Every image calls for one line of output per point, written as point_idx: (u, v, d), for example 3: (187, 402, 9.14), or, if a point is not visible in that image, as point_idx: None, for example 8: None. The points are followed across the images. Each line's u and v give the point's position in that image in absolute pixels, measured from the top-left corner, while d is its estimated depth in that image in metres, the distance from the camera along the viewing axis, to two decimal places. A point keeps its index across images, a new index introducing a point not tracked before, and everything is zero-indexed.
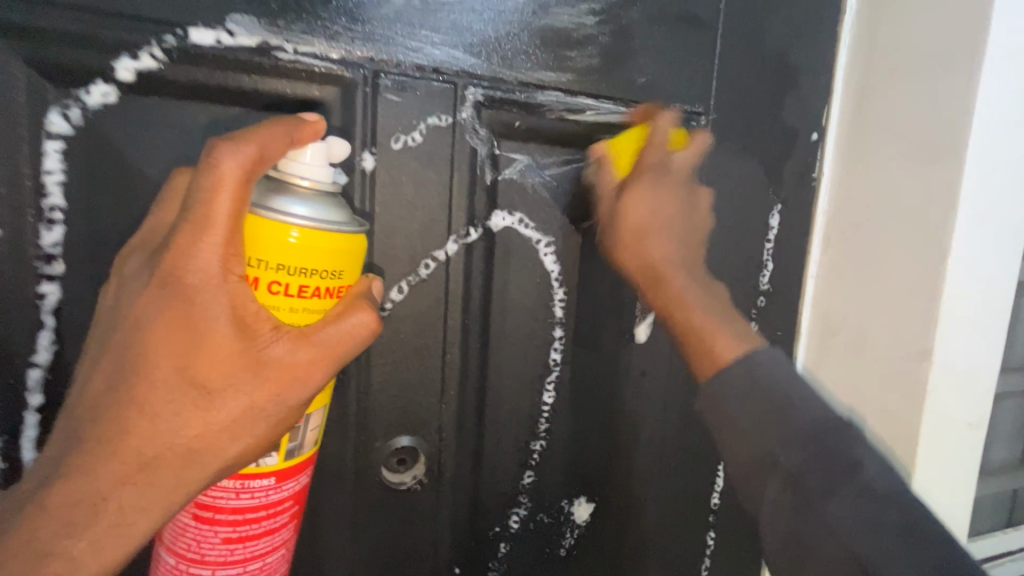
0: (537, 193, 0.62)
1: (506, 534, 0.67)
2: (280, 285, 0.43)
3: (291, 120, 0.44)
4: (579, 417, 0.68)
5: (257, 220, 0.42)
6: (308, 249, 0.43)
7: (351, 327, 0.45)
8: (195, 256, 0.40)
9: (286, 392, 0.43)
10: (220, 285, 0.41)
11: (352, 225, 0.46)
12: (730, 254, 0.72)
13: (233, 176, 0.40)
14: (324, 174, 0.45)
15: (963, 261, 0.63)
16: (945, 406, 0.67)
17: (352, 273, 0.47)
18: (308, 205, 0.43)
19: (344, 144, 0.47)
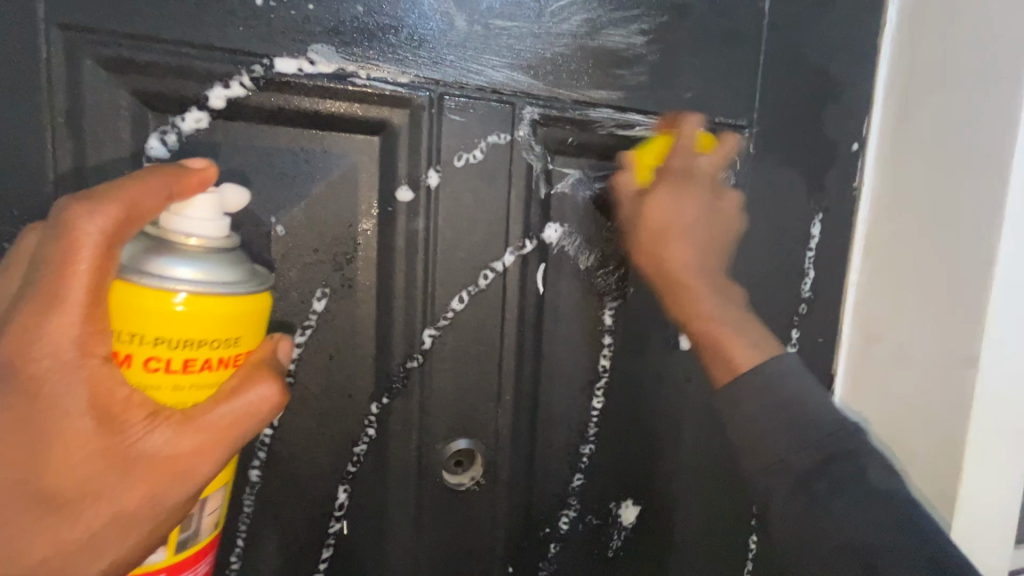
0: (587, 206, 0.64)
1: (556, 535, 0.69)
2: (159, 360, 0.42)
3: (173, 171, 0.43)
4: (627, 421, 0.70)
5: (134, 287, 0.41)
6: (195, 317, 0.42)
7: (250, 402, 0.44)
8: (40, 340, 0.37)
9: (168, 487, 0.41)
10: (75, 369, 0.38)
11: (250, 285, 0.45)
12: (774, 263, 0.73)
13: (91, 238, 0.38)
14: (215, 230, 0.44)
15: (1010, 270, 0.64)
16: (991, 413, 0.67)
17: (252, 336, 0.46)
18: (194, 267, 0.42)
19: (241, 192, 0.46)
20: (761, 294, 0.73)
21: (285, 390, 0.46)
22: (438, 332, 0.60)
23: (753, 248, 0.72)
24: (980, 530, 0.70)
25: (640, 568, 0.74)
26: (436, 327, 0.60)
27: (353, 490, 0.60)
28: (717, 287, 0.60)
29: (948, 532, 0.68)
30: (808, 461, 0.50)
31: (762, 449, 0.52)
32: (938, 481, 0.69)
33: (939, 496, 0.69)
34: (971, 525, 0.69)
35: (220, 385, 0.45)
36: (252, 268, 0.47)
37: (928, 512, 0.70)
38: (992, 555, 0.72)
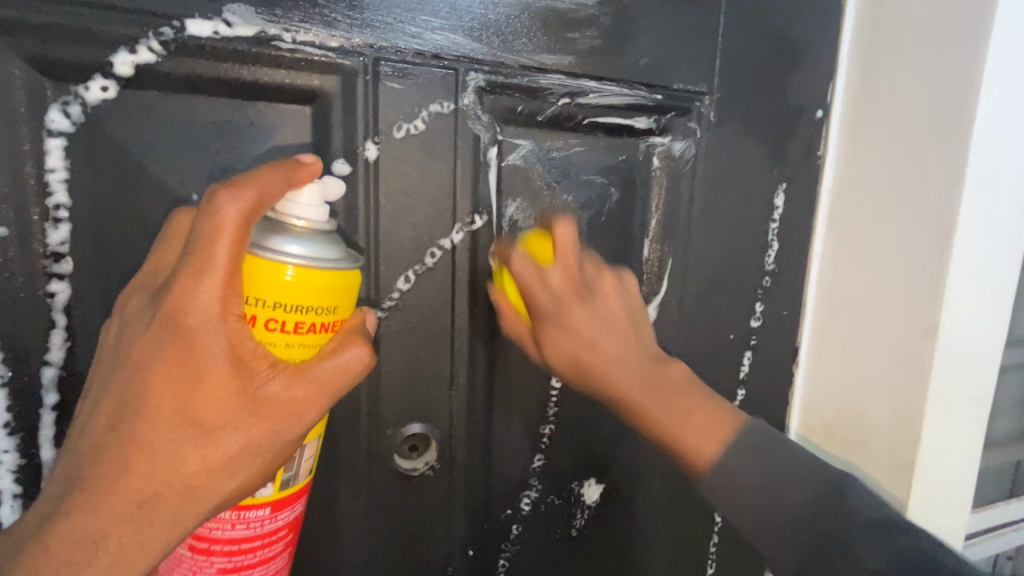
0: (541, 180, 0.62)
1: (518, 516, 0.68)
2: (277, 321, 0.44)
3: (287, 162, 0.44)
4: (587, 400, 0.69)
5: (255, 260, 0.43)
6: (303, 287, 0.44)
7: (346, 361, 0.46)
8: (195, 297, 0.40)
9: (285, 430, 0.43)
10: (219, 325, 0.40)
11: (347, 263, 0.47)
12: (735, 235, 0.72)
13: (233, 221, 0.39)
14: (318, 214, 0.45)
15: (968, 238, 0.63)
16: (949, 382, 0.67)
17: (346, 306, 0.48)
18: (304, 244, 0.44)
19: (338, 182, 0.48)
20: (722, 268, 0.72)
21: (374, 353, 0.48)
22: (383, 313, 0.57)
23: (714, 220, 0.70)
24: (936, 497, 0.71)
25: (604, 546, 0.74)
26: (381, 309, 0.57)
27: None
28: (628, 345, 0.56)
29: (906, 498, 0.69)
30: (755, 476, 0.49)
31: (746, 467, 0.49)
32: (896, 451, 0.69)
33: (899, 464, 0.69)
34: (927, 493, 0.70)
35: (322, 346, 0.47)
36: (347, 249, 0.49)
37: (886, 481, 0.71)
38: (948, 519, 0.73)
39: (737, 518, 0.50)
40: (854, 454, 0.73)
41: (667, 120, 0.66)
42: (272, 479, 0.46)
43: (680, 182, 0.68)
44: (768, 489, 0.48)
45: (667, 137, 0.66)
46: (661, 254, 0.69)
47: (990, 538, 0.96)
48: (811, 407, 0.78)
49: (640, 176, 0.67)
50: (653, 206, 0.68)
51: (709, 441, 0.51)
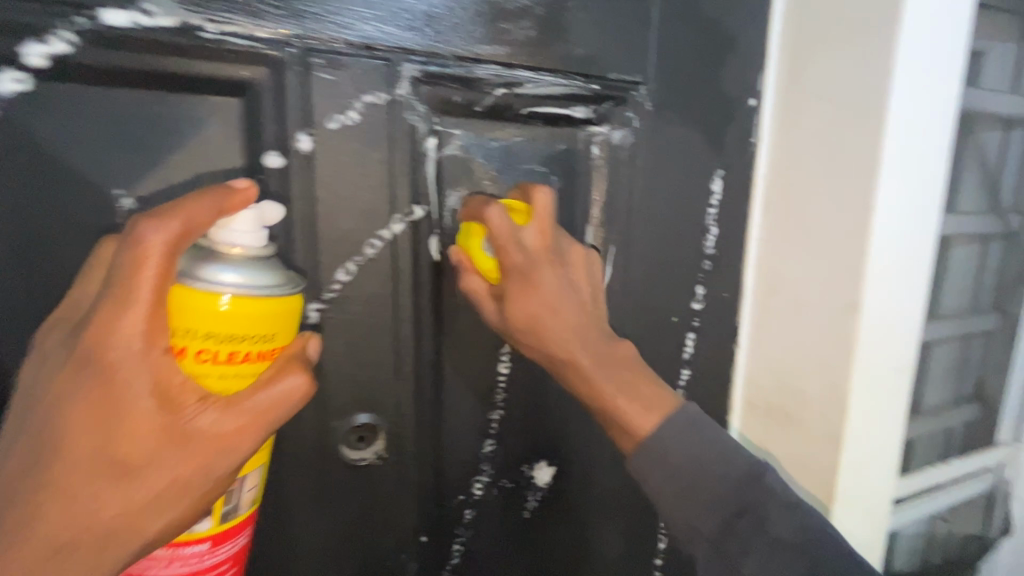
0: (481, 168, 0.63)
1: (471, 501, 0.70)
2: (209, 352, 0.44)
3: (220, 189, 0.44)
4: (535, 385, 0.71)
5: (187, 291, 0.43)
6: (239, 315, 0.44)
7: (284, 391, 0.45)
8: (113, 332, 0.39)
9: (215, 466, 0.42)
10: (141, 359, 0.40)
11: (287, 288, 0.47)
12: (675, 222, 0.74)
13: (156, 252, 0.39)
14: (253, 238, 0.46)
15: (885, 217, 0.68)
16: (873, 353, 0.71)
17: (286, 333, 0.48)
18: (239, 271, 0.44)
19: (277, 206, 0.48)
20: (664, 253, 0.75)
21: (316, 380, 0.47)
22: (324, 305, 0.57)
23: (654, 207, 0.73)
24: (866, 463, 0.76)
25: (557, 528, 0.76)
26: (321, 301, 0.57)
27: None
28: (583, 328, 0.58)
29: (837, 465, 0.73)
30: (715, 520, 0.52)
31: (684, 504, 0.53)
32: (827, 421, 0.73)
33: (830, 434, 0.73)
34: (857, 460, 0.75)
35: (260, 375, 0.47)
36: (289, 275, 0.49)
37: (820, 451, 0.75)
38: (877, 484, 0.78)
39: (671, 520, 0.54)
40: (791, 426, 0.77)
41: (604, 109, 0.67)
42: (210, 512, 0.45)
43: (620, 170, 0.70)
44: (691, 479, 0.53)
45: (605, 126, 0.68)
46: (605, 241, 0.71)
47: (922, 501, 1.03)
48: (752, 384, 0.82)
49: (580, 165, 0.68)
50: (595, 194, 0.69)
51: (652, 411, 0.55)
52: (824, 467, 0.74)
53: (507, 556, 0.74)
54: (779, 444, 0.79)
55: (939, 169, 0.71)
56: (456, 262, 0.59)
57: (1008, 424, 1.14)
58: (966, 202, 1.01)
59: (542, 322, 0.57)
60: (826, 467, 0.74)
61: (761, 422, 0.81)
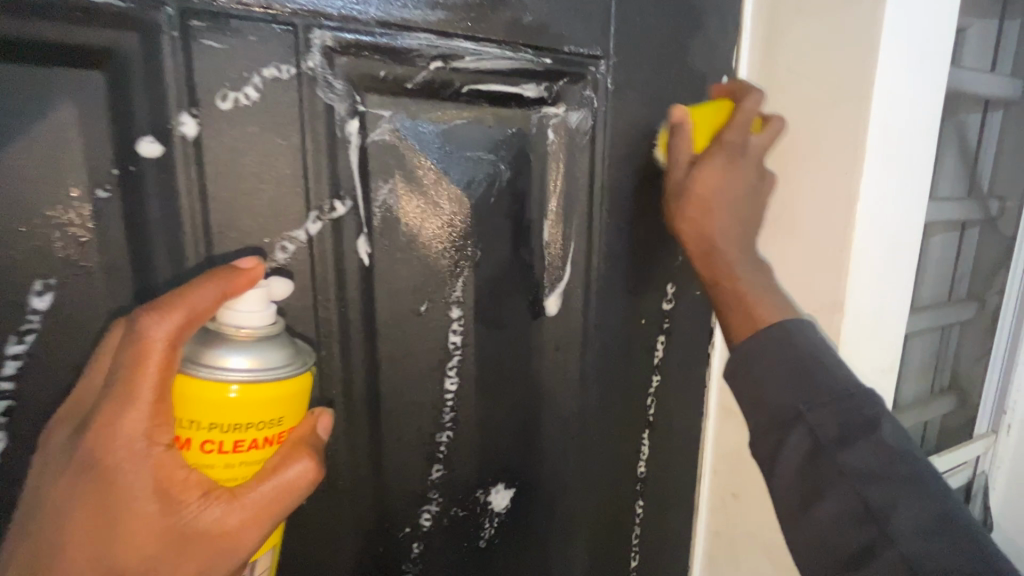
0: (417, 157, 0.54)
1: (418, 533, 0.62)
2: (213, 442, 0.45)
3: (223, 272, 0.44)
4: (489, 400, 0.63)
5: (196, 379, 0.44)
6: (247, 402, 0.45)
7: (289, 479, 0.47)
8: (116, 431, 0.41)
9: (215, 561, 0.44)
10: (145, 457, 0.42)
11: (296, 368, 0.47)
12: (642, 213, 0.67)
13: (158, 345, 0.41)
14: (261, 317, 0.46)
15: (870, 207, 0.61)
16: (856, 355, 0.65)
17: (294, 414, 0.48)
18: (249, 356, 0.45)
19: (285, 282, 0.48)
20: (631, 249, 0.67)
21: (321, 465, 0.49)
22: None
23: (619, 197, 0.65)
24: None
25: (516, 556, 0.68)
26: None
27: None
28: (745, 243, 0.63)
29: None
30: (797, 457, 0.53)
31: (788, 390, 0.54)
32: None
33: None
34: None
35: (265, 462, 0.47)
36: (302, 350, 0.49)
37: None
38: None
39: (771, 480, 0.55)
40: None
41: (559, 88, 0.59)
42: None
43: (579, 156, 0.62)
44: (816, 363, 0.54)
45: (561, 107, 0.60)
46: (565, 236, 0.63)
47: None
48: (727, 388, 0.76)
49: (535, 152, 0.60)
50: (552, 184, 0.61)
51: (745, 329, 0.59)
52: None
53: None
54: None
55: (925, 153, 0.65)
56: (680, 121, 0.60)
57: (985, 415, 1.12)
58: (944, 188, 0.96)
59: (715, 253, 0.61)
60: None
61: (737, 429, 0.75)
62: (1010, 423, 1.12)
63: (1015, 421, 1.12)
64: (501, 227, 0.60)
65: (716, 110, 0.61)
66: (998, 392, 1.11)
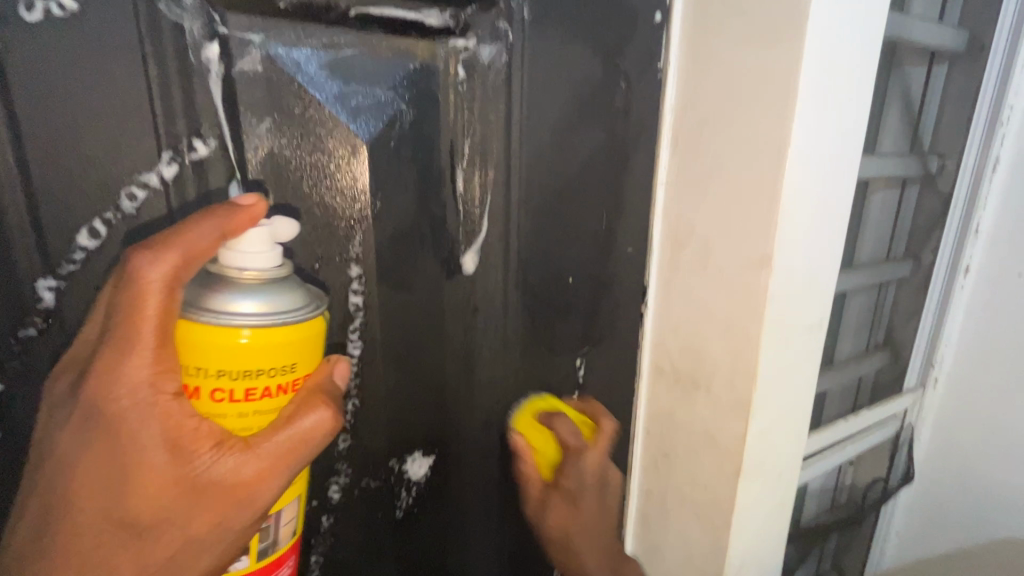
0: (299, 92, 0.47)
1: (327, 506, 0.58)
2: (224, 391, 0.43)
3: (222, 209, 0.42)
4: (400, 365, 0.58)
5: (205, 325, 0.41)
6: (260, 348, 0.43)
7: (303, 429, 0.45)
8: (121, 378, 0.39)
9: (234, 509, 0.43)
10: (151, 406, 0.40)
11: (306, 312, 0.45)
12: (568, 163, 0.62)
13: (157, 284, 0.39)
14: (267, 257, 0.43)
15: (800, 156, 0.58)
16: (784, 312, 0.63)
17: (307, 362, 0.46)
18: (258, 300, 0.42)
19: (290, 224, 0.45)
20: (556, 202, 0.63)
21: (339, 414, 0.48)
22: (62, 283, 0.42)
23: (541, 144, 0.60)
24: (776, 430, 0.69)
25: (437, 525, 0.65)
26: (56, 277, 0.41)
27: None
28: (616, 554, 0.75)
29: (744, 436, 0.66)
30: None
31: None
32: (735, 388, 0.66)
33: (737, 402, 0.66)
34: (766, 428, 0.68)
35: (281, 411, 0.46)
36: (311, 295, 0.46)
37: (725, 420, 0.67)
38: (787, 451, 0.72)
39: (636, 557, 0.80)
40: (697, 393, 0.70)
41: (467, 17, 0.52)
42: (245, 551, 0.46)
43: (494, 97, 0.55)
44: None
45: (471, 39, 0.53)
46: (480, 187, 0.58)
47: (832, 454, 1.02)
48: (659, 346, 0.74)
49: (442, 90, 0.54)
50: (463, 128, 0.55)
51: None
52: (731, 437, 0.67)
53: (376, 564, 0.63)
54: (687, 413, 0.72)
55: (861, 99, 0.62)
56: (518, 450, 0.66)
57: (916, 370, 1.15)
58: (886, 143, 0.95)
59: (572, 536, 0.71)
60: (733, 438, 0.67)
61: (668, 388, 0.74)
62: (937, 376, 1.16)
63: (942, 374, 1.16)
64: (405, 175, 0.54)
65: (547, 432, 0.66)
66: (927, 347, 1.13)
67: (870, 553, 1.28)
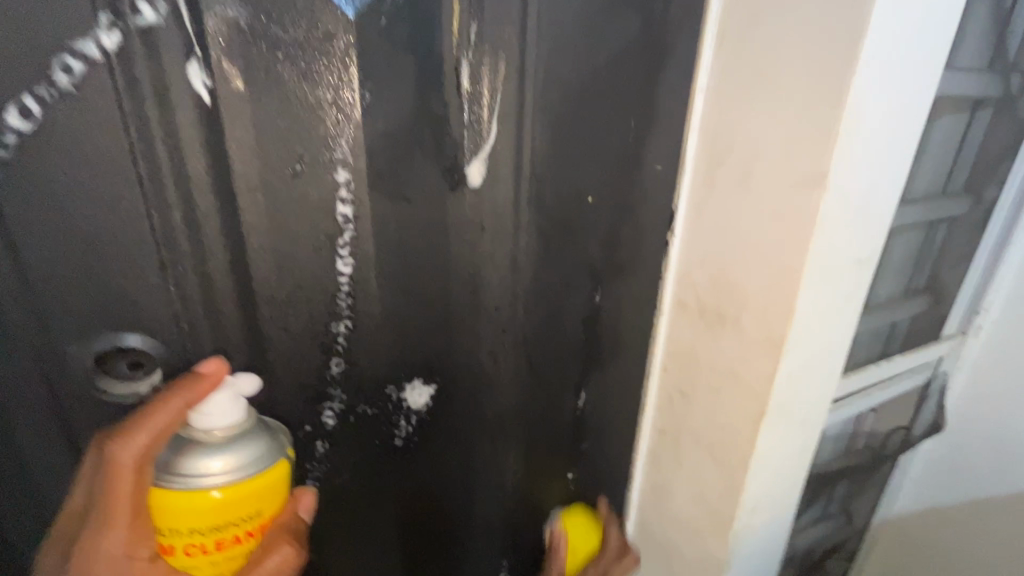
0: None
1: (322, 432, 0.55)
2: (197, 544, 0.44)
3: (186, 380, 0.43)
4: (397, 286, 0.53)
5: (175, 489, 0.43)
6: (232, 501, 0.44)
7: (270, 569, 0.47)
8: (100, 550, 0.41)
9: None
10: (128, 571, 0.42)
11: (267, 461, 0.46)
12: (593, 58, 0.53)
13: (130, 466, 0.41)
14: (229, 418, 0.45)
15: (878, 47, 0.47)
16: (833, 239, 0.55)
17: (274, 503, 0.47)
18: (223, 457, 0.44)
19: (253, 377, 0.46)
20: (575, 106, 0.54)
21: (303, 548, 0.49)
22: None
23: (562, 30, 0.50)
24: (808, 370, 0.63)
25: (439, 455, 0.63)
26: None
27: None
28: None
29: (773, 376, 0.60)
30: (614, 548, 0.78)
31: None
32: (768, 325, 0.59)
33: (768, 339, 0.59)
34: (798, 368, 0.62)
35: (250, 551, 0.47)
36: (274, 437, 0.47)
37: (753, 358, 0.61)
38: (817, 392, 0.67)
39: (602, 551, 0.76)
40: (724, 329, 0.64)
41: None
42: None
43: None
44: None
45: None
46: (489, 83, 0.49)
47: (858, 400, 0.96)
48: (685, 279, 0.67)
49: None
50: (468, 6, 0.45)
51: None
52: (756, 377, 0.62)
53: (376, 491, 0.61)
54: (710, 349, 0.66)
55: None
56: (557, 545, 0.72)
57: (957, 316, 1.07)
58: (968, 54, 0.81)
59: None
60: (759, 377, 0.61)
61: (691, 323, 0.68)
62: (981, 324, 1.08)
63: (986, 323, 1.08)
64: (399, 62, 0.45)
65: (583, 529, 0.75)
66: (975, 293, 1.05)
67: (881, 498, 1.26)
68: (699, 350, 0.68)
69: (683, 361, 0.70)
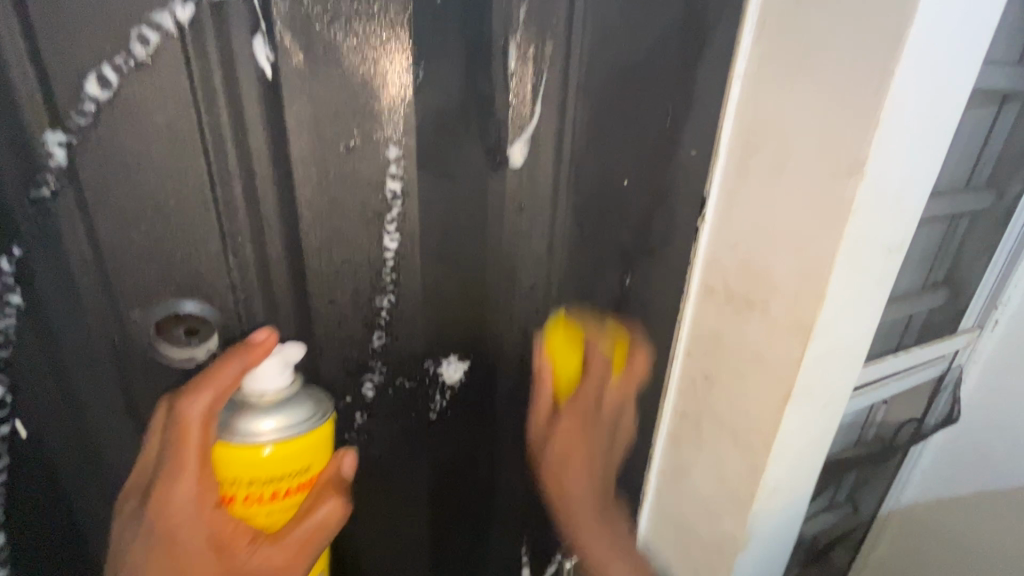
0: None
1: (361, 404, 0.57)
2: (255, 495, 0.46)
3: (241, 346, 0.45)
4: (437, 263, 0.54)
5: (233, 443, 0.44)
6: (285, 456, 0.46)
7: (320, 519, 0.48)
8: (171, 498, 0.41)
9: None
10: (197, 518, 0.42)
11: (317, 419, 0.48)
12: (635, 41, 0.53)
13: (198, 419, 0.42)
14: (282, 380, 0.46)
15: (922, 35, 0.48)
16: (866, 226, 0.56)
17: (321, 459, 0.49)
18: (278, 415, 0.46)
19: (299, 345, 0.48)
20: (615, 90, 0.55)
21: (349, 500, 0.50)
22: (73, 139, 0.37)
23: (609, 13, 0.50)
24: (833, 356, 0.65)
25: (468, 429, 0.64)
26: (68, 133, 0.37)
27: (17, 379, 0.41)
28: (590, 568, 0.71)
29: (801, 360, 0.61)
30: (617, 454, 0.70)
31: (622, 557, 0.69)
32: (799, 310, 0.60)
33: (798, 324, 0.60)
34: (824, 353, 0.63)
35: (300, 503, 0.49)
36: (319, 398, 0.49)
37: (780, 343, 0.62)
38: (841, 378, 0.68)
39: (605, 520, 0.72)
40: (752, 314, 0.65)
41: None
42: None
43: None
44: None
45: None
46: (534, 65, 0.50)
47: (873, 390, 0.98)
48: (713, 265, 0.68)
49: None
50: None
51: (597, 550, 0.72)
52: (782, 360, 0.63)
53: (409, 463, 0.62)
54: (737, 334, 0.67)
55: None
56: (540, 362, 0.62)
57: (974, 311, 1.08)
58: (998, 47, 0.81)
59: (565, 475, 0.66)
60: (786, 361, 0.62)
61: (717, 309, 0.69)
62: (997, 319, 1.09)
63: (1002, 317, 1.09)
64: (450, 41, 0.46)
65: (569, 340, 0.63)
66: (992, 289, 1.06)
67: (887, 490, 1.28)
68: (725, 335, 0.69)
69: (709, 346, 0.71)
